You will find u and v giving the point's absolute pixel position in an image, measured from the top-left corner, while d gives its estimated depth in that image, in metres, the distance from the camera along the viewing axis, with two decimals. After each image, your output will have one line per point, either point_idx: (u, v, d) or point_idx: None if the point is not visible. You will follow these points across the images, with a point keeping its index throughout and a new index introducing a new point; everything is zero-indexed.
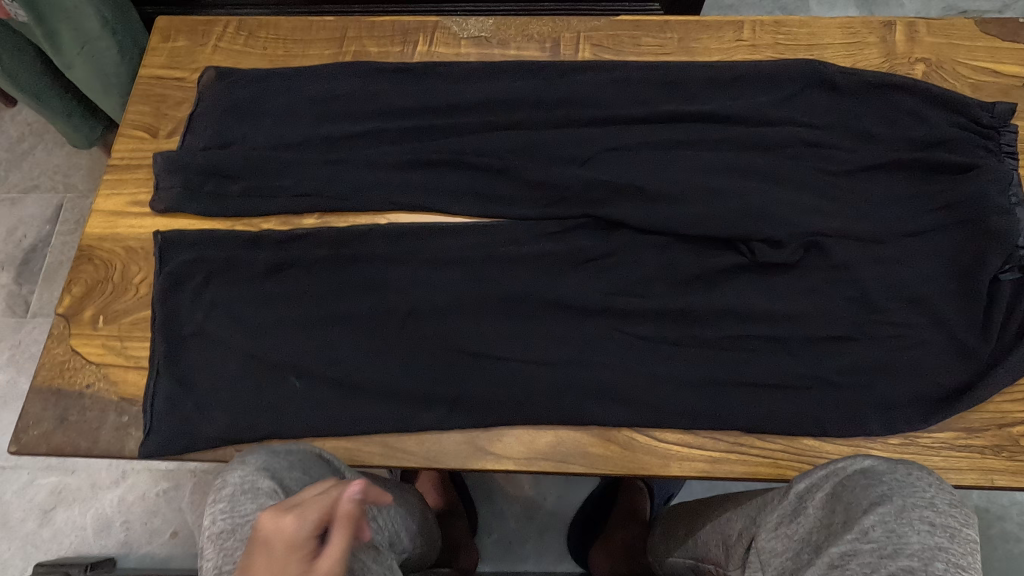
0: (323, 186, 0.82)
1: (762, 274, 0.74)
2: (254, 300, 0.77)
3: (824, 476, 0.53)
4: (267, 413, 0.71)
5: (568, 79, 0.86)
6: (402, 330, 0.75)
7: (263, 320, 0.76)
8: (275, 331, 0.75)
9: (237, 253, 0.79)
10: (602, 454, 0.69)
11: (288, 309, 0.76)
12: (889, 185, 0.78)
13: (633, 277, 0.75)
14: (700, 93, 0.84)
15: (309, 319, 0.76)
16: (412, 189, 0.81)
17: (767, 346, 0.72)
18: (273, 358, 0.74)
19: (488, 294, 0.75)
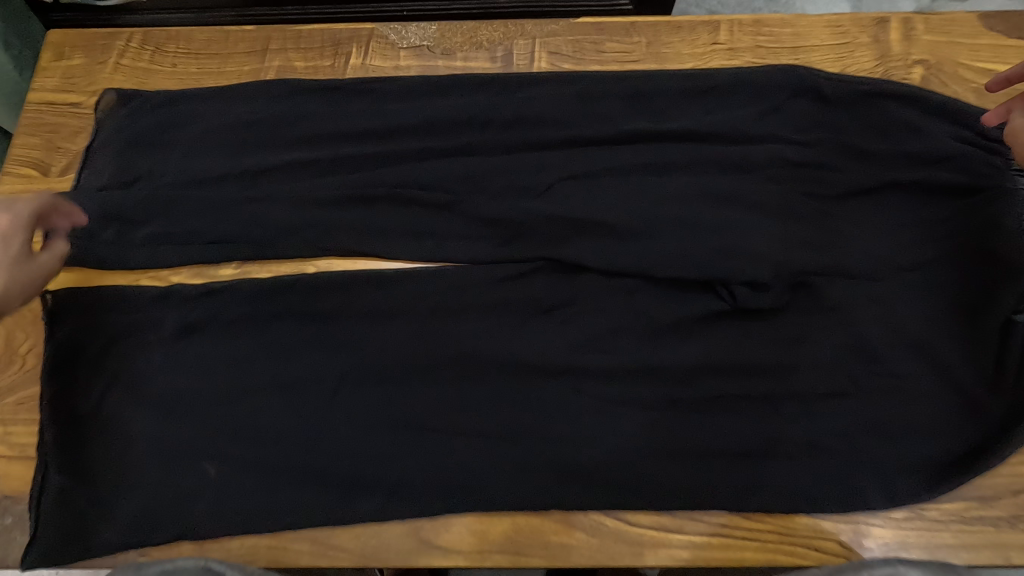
0: (238, 231, 0.70)
1: (744, 321, 0.65)
2: (159, 369, 0.66)
3: None
4: (175, 509, 0.61)
5: (520, 92, 0.74)
6: (331, 402, 0.64)
7: (166, 394, 0.65)
8: (182, 408, 0.64)
9: (140, 314, 0.68)
10: (565, 543, 0.60)
11: (197, 381, 0.65)
12: (887, 211, 0.68)
13: (597, 330, 0.64)
14: (673, 106, 0.73)
15: (222, 392, 0.65)
16: (340, 230, 0.70)
17: (752, 407, 0.62)
18: (179, 440, 0.63)
19: (431, 356, 0.65)
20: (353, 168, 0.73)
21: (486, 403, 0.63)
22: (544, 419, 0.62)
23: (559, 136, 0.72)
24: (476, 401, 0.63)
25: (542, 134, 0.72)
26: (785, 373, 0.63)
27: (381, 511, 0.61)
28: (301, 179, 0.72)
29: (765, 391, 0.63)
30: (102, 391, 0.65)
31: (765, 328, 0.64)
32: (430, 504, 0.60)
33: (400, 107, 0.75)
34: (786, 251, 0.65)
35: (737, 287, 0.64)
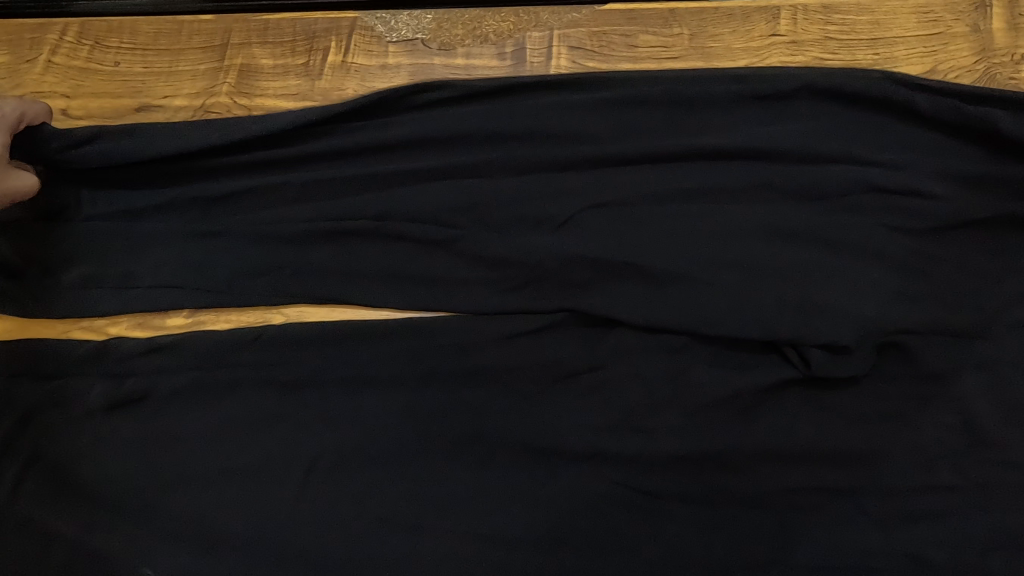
0: (188, 272, 0.57)
1: (820, 393, 0.51)
2: (88, 450, 0.53)
3: None
4: None
5: (532, 100, 0.60)
6: (301, 495, 0.52)
7: (97, 482, 0.52)
8: (118, 500, 0.52)
9: (65, 378, 0.55)
10: None
11: (135, 465, 0.53)
12: (1001, 250, 0.53)
13: (634, 405, 0.51)
14: (726, 114, 0.58)
15: (167, 480, 0.52)
16: (315, 272, 0.57)
17: (831, 506, 0.49)
18: (113, 543, 0.51)
19: (425, 436, 0.52)
20: (328, 192, 0.59)
21: (493, 499, 0.50)
22: (566, 520, 0.50)
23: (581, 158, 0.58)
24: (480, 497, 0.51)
25: (563, 151, 0.58)
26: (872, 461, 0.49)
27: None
28: (266, 207, 0.59)
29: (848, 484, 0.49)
30: (18, 477, 0.52)
31: (846, 401, 0.51)
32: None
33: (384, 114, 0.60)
34: (876, 304, 0.51)
35: (813, 349, 0.51)
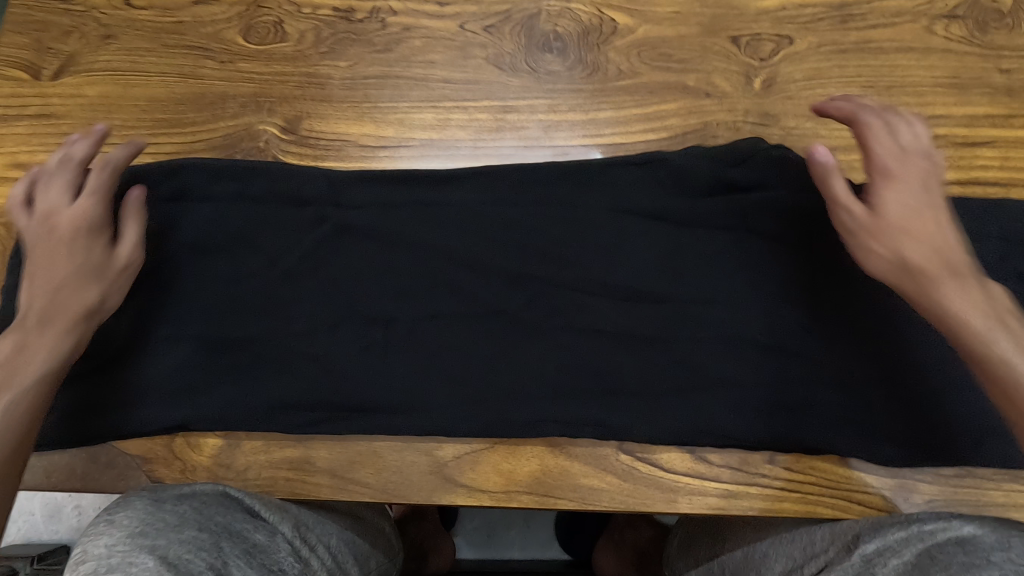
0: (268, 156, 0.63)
1: (798, 260, 0.60)
2: (186, 253, 0.61)
3: (904, 542, 0.49)
4: (187, 402, 0.59)
5: (608, 183, 0.62)
6: (374, 328, 0.60)
7: (187, 288, 0.61)
8: (212, 303, 0.60)
9: (161, 209, 0.62)
10: (597, 488, 0.57)
11: (216, 294, 0.60)
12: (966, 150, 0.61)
13: (651, 252, 0.61)
14: (762, 498, 0.57)
15: (241, 310, 0.60)
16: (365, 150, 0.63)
17: (801, 336, 0.59)
18: (198, 336, 0.60)
19: (472, 266, 0.60)
20: (378, 94, 0.68)
21: (532, 329, 0.59)
22: (592, 346, 0.59)
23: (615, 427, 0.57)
24: (525, 337, 0.59)
25: None
26: (850, 318, 0.59)
27: (425, 485, 0.58)
28: (326, 103, 0.68)
29: (827, 328, 0.59)
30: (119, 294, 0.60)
31: (829, 252, 0.60)
32: (475, 478, 0.58)
33: (412, 360, 0.59)
34: None
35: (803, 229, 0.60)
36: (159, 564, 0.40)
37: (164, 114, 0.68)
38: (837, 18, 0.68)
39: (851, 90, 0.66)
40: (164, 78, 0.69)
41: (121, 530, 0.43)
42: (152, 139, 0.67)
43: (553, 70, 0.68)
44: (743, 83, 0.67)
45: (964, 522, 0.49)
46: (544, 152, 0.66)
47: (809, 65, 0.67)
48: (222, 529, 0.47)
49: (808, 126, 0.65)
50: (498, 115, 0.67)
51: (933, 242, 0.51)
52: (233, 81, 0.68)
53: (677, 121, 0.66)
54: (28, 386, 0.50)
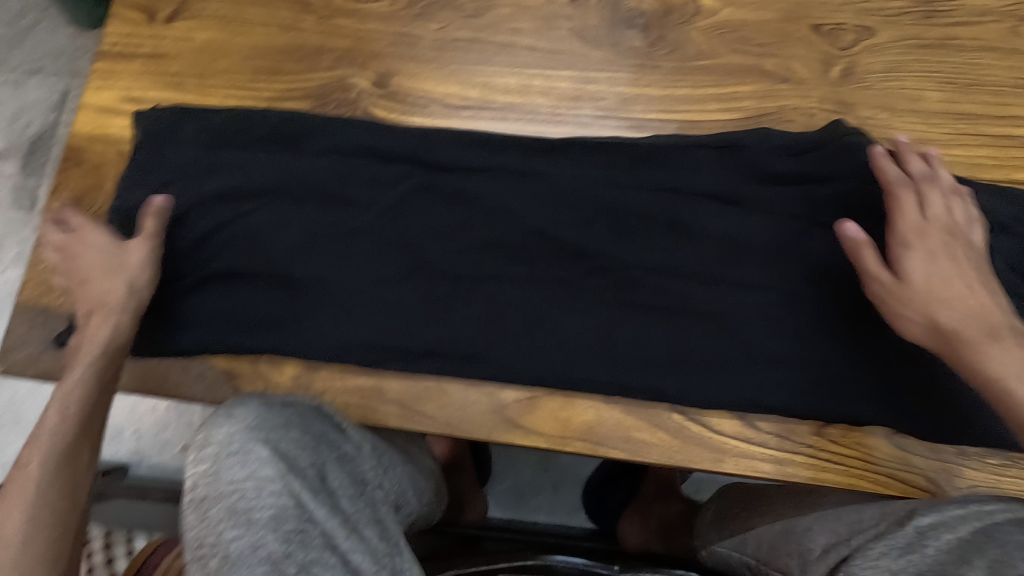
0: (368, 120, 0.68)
1: (864, 247, 0.62)
2: (276, 187, 0.64)
3: (960, 520, 0.51)
4: (272, 328, 0.63)
5: (683, 158, 0.65)
6: (448, 284, 0.64)
7: (277, 222, 0.64)
8: (300, 238, 0.64)
9: (260, 147, 0.66)
10: (647, 442, 0.61)
11: (304, 228, 0.64)
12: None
13: (720, 227, 0.63)
14: (806, 468, 0.60)
15: (328, 247, 0.64)
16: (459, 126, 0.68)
17: (861, 321, 0.61)
18: (285, 267, 0.63)
19: (545, 232, 0.64)
20: (465, 56, 0.71)
21: (600, 290, 0.63)
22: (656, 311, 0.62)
23: (672, 388, 0.60)
24: (590, 305, 0.62)
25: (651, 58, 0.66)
26: None
27: (488, 423, 0.62)
28: (416, 62, 0.71)
29: (887, 317, 0.61)
30: (214, 231, 0.64)
31: None
32: (534, 423, 0.62)
33: (485, 310, 0.63)
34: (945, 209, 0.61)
35: (873, 219, 0.62)
36: (269, 463, 0.49)
37: (264, 62, 0.72)
38: (920, 13, 0.69)
39: (929, 85, 0.67)
40: (267, 28, 0.73)
41: (241, 422, 0.52)
42: (253, 84, 0.72)
43: (634, 45, 0.70)
44: (820, 71, 0.68)
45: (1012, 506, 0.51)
46: (620, 123, 0.69)
47: (889, 58, 0.68)
48: (320, 433, 0.55)
49: (883, 117, 0.66)
50: (578, 85, 0.70)
51: (946, 272, 0.54)
52: (330, 35, 0.72)
53: (751, 103, 0.68)
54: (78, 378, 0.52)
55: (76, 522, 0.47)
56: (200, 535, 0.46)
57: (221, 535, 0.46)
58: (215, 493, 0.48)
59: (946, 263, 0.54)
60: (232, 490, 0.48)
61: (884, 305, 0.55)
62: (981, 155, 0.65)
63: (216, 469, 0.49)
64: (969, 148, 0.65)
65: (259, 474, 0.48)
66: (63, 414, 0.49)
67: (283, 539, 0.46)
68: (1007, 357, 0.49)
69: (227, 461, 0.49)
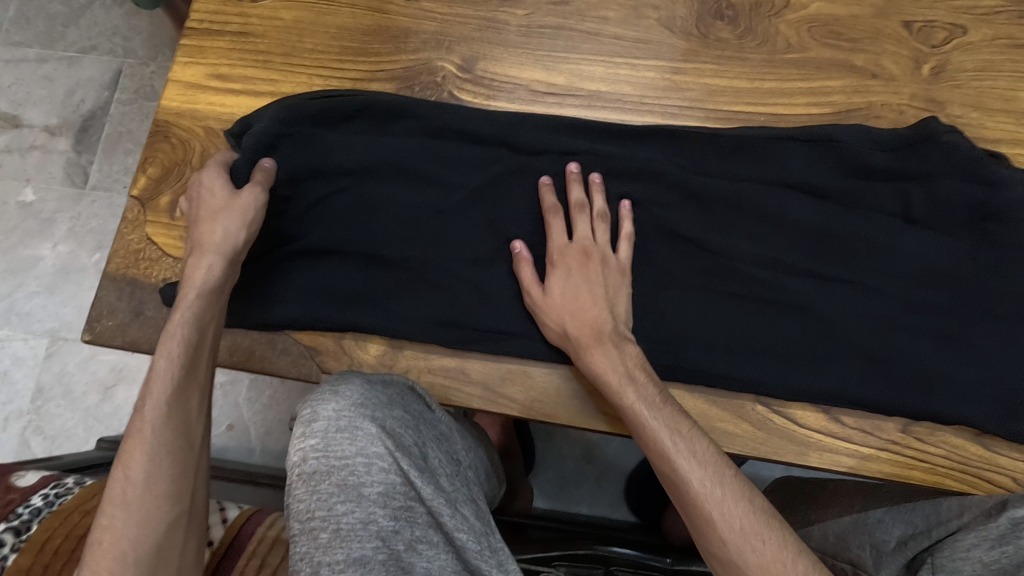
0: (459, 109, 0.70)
1: (956, 244, 0.62)
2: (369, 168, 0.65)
3: None
4: (361, 305, 0.63)
5: (771, 154, 0.65)
6: (538, 266, 0.65)
7: (371, 201, 0.65)
8: (391, 217, 0.64)
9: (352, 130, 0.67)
10: (731, 433, 0.60)
11: (396, 208, 0.65)
12: None
13: (808, 221, 0.63)
14: (891, 464, 0.59)
15: (419, 227, 0.64)
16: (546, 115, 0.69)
17: (950, 319, 0.61)
18: (375, 246, 0.64)
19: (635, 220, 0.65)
20: (551, 43, 0.71)
21: (688, 279, 0.63)
22: (745, 303, 0.62)
23: (760, 380, 0.60)
24: (680, 292, 0.63)
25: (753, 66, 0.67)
26: (1000, 307, 0.60)
27: (572, 408, 0.62)
28: (502, 47, 0.71)
29: (977, 316, 0.61)
30: (305, 208, 0.65)
31: (987, 240, 0.61)
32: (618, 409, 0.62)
33: None
34: None
35: (964, 217, 0.62)
36: (379, 441, 0.46)
37: (351, 43, 0.73)
38: (1014, 13, 0.68)
39: (1023, 85, 0.66)
40: (353, 9, 0.74)
41: (345, 398, 0.48)
42: (339, 64, 0.72)
43: (723, 37, 0.70)
44: (912, 68, 0.68)
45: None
46: (707, 114, 0.69)
47: (982, 57, 0.67)
48: (419, 414, 0.52)
49: (975, 116, 0.66)
50: (666, 75, 0.69)
51: (578, 288, 0.61)
52: (417, 17, 0.73)
53: (841, 98, 0.68)
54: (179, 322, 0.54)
55: (194, 460, 0.50)
56: (311, 508, 0.43)
57: (332, 509, 0.43)
58: (327, 468, 0.45)
59: (579, 280, 0.61)
60: (341, 467, 0.45)
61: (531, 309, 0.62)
62: None
63: (326, 443, 0.46)
64: None
65: (368, 451, 0.45)
66: (172, 358, 0.52)
67: (392, 516, 0.44)
68: (605, 359, 0.57)
69: (335, 438, 0.46)
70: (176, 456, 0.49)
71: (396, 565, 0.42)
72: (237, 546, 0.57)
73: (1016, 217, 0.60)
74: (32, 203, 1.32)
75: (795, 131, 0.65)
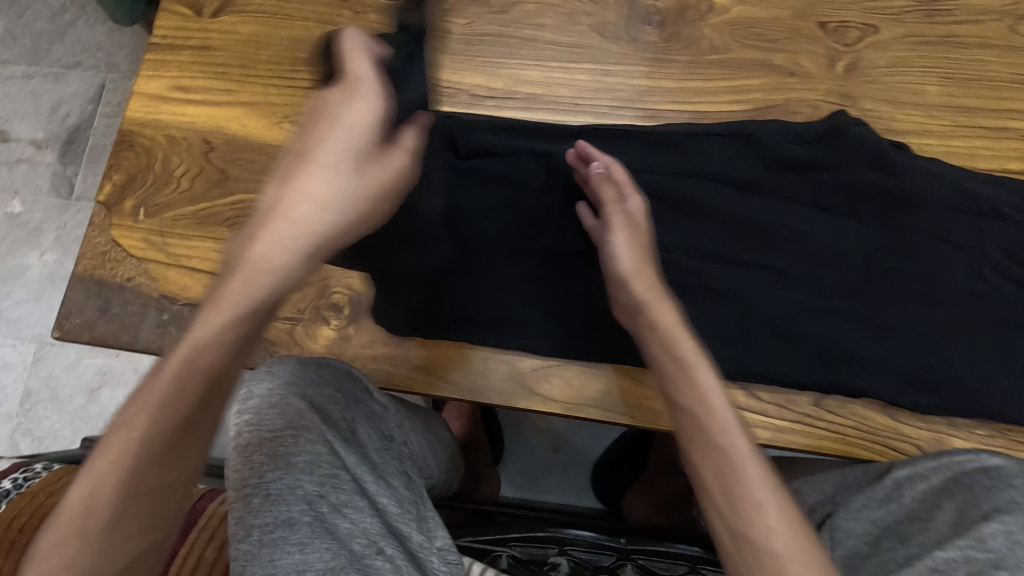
0: None
1: (864, 228, 0.66)
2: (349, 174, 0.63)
3: (934, 468, 0.56)
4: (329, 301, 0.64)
5: (691, 149, 0.70)
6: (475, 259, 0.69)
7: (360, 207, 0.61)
8: None
9: None
10: (655, 409, 0.65)
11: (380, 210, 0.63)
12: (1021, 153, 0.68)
13: (727, 210, 0.67)
14: (804, 435, 0.64)
15: None
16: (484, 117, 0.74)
17: (858, 299, 0.65)
18: None
19: (562, 213, 0.69)
20: (491, 50, 0.76)
21: None
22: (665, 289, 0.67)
23: None
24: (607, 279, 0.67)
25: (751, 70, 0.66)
26: (903, 285, 0.65)
27: (507, 389, 0.66)
28: (445, 54, 0.76)
29: (883, 295, 0.65)
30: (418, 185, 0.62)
31: (892, 224, 0.66)
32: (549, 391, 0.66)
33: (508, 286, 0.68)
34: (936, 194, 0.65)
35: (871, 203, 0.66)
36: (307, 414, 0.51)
37: (304, 54, 0.77)
38: (923, 12, 0.72)
39: (931, 79, 0.71)
40: (306, 22, 0.78)
41: (279, 378, 0.54)
42: (293, 74, 0.77)
43: (651, 41, 0.74)
44: (827, 66, 0.72)
45: (993, 455, 0.56)
46: (635, 113, 0.73)
47: (892, 54, 0.72)
48: (350, 393, 0.57)
49: (886, 109, 0.70)
50: (597, 77, 0.74)
51: (642, 242, 0.62)
52: (365, 28, 0.77)
53: (761, 95, 0.72)
54: (226, 338, 0.41)
55: (167, 503, 0.40)
56: (244, 476, 0.48)
57: (263, 476, 0.48)
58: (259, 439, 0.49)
59: (637, 234, 0.62)
60: (270, 437, 0.49)
61: (614, 279, 0.60)
62: (976, 146, 0.69)
63: (258, 417, 0.51)
64: (967, 140, 0.69)
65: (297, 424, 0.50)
66: (179, 378, 0.39)
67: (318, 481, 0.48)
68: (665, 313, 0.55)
69: (267, 412, 0.51)
70: (159, 488, 0.39)
71: (320, 526, 0.47)
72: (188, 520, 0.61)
73: (913, 201, 0.65)
74: (19, 214, 1.37)
75: (714, 127, 0.70)
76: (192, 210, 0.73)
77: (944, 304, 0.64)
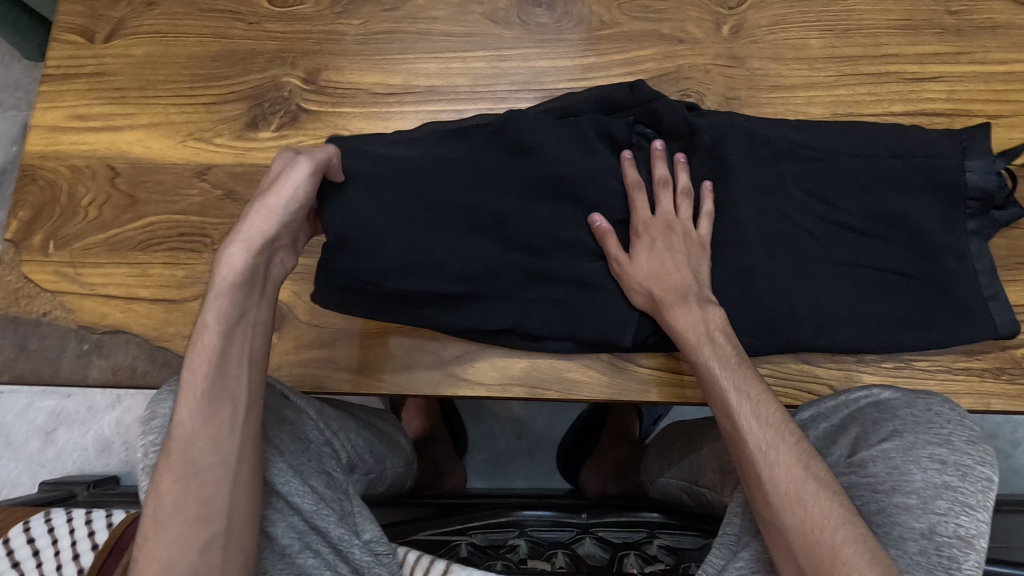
0: (310, 122, 0.75)
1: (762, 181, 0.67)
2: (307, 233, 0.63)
3: (834, 408, 0.59)
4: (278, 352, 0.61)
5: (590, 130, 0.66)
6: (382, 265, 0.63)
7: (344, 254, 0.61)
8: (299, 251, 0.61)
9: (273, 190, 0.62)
10: (578, 381, 0.66)
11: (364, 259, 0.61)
12: (905, 95, 0.71)
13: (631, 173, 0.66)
14: None
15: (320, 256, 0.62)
16: (387, 114, 0.75)
17: (767, 248, 0.65)
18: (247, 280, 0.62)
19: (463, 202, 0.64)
20: (387, 47, 0.76)
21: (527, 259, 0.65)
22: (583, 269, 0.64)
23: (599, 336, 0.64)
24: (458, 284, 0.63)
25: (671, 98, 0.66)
26: (806, 231, 0.65)
27: (430, 377, 0.67)
28: (343, 57, 0.76)
29: (789, 242, 0.65)
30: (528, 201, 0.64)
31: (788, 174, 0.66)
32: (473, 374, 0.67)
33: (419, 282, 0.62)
34: (823, 140, 0.67)
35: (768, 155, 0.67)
36: None
37: (202, 71, 0.77)
38: None
39: (812, 33, 0.73)
40: (200, 38, 0.78)
41: None
42: (192, 92, 0.77)
43: (542, 22, 0.76)
44: (713, 30, 0.74)
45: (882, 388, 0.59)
46: (534, 95, 0.74)
47: (774, 12, 0.74)
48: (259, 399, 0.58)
49: (773, 66, 0.72)
50: (493, 64, 0.75)
51: (663, 256, 0.62)
52: (261, 39, 0.77)
53: (652, 65, 0.74)
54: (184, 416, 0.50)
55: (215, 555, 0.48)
56: None
57: None
58: None
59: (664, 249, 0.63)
60: None
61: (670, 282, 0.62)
62: (859, 93, 0.71)
63: (162, 437, 0.53)
64: (852, 88, 0.71)
65: None
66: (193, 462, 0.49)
67: None
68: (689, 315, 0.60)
69: None
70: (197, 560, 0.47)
71: None
72: (122, 542, 0.71)
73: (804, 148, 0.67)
74: None
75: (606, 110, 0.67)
76: (103, 237, 0.72)
77: (812, 255, 0.65)
